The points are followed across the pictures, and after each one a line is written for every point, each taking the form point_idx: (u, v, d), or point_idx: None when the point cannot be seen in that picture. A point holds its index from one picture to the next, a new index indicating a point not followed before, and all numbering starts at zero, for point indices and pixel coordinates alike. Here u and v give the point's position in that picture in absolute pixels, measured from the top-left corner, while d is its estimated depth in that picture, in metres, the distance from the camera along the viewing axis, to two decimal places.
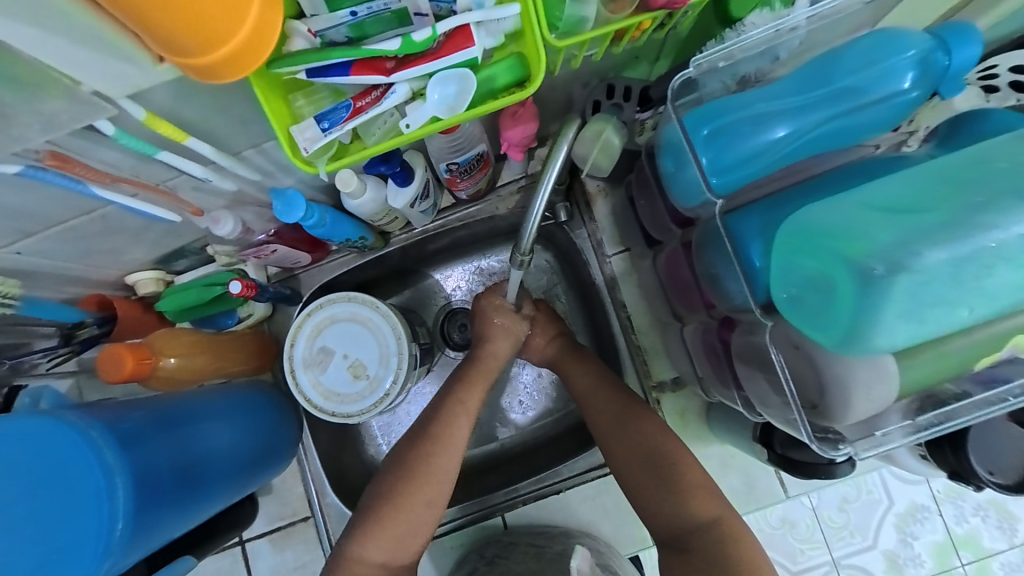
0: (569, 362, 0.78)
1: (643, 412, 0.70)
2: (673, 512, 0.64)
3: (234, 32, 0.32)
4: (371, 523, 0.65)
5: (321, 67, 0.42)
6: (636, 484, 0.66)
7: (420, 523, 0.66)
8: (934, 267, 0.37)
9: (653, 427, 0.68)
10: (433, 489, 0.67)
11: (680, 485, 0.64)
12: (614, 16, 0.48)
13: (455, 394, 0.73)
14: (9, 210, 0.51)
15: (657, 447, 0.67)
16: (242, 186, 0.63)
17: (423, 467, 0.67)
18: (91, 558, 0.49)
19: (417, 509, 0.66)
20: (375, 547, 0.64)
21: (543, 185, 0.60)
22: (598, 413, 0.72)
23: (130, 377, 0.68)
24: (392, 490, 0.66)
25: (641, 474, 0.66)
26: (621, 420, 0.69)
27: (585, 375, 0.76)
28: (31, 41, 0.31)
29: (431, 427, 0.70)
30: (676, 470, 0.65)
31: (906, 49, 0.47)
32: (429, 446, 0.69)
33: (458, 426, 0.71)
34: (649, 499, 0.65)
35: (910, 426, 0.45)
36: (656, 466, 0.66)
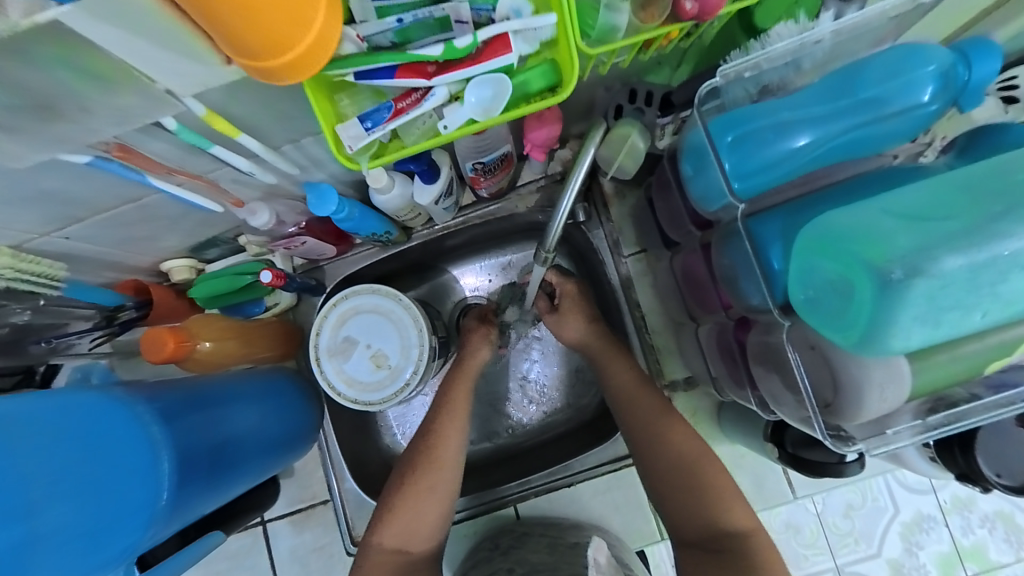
0: (611, 356, 0.76)
1: (680, 419, 0.71)
2: (705, 516, 0.65)
3: (300, 38, 0.35)
4: (382, 513, 0.69)
5: (368, 70, 0.45)
6: (667, 486, 0.69)
7: (424, 509, 0.69)
8: (952, 272, 0.39)
9: (682, 431, 0.70)
10: (444, 479, 0.70)
11: (716, 493, 0.66)
12: (644, 24, 0.50)
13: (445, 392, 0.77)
14: (66, 196, 0.55)
15: (696, 456, 0.68)
16: (279, 180, 0.66)
17: (430, 458, 0.71)
18: (138, 525, 0.52)
19: (421, 495, 0.69)
20: (387, 533, 0.68)
21: (570, 185, 0.62)
22: (630, 413, 0.73)
23: (170, 358, 0.71)
24: (398, 483, 0.70)
25: (674, 476, 0.68)
26: (660, 422, 0.71)
27: (628, 371, 0.75)
28: (121, 43, 0.34)
29: (433, 420, 0.74)
30: (711, 478, 0.67)
31: (928, 63, 0.49)
32: (432, 438, 0.72)
33: (455, 420, 0.74)
34: (680, 501, 0.67)
35: (920, 426, 0.47)
36: (690, 472, 0.68)
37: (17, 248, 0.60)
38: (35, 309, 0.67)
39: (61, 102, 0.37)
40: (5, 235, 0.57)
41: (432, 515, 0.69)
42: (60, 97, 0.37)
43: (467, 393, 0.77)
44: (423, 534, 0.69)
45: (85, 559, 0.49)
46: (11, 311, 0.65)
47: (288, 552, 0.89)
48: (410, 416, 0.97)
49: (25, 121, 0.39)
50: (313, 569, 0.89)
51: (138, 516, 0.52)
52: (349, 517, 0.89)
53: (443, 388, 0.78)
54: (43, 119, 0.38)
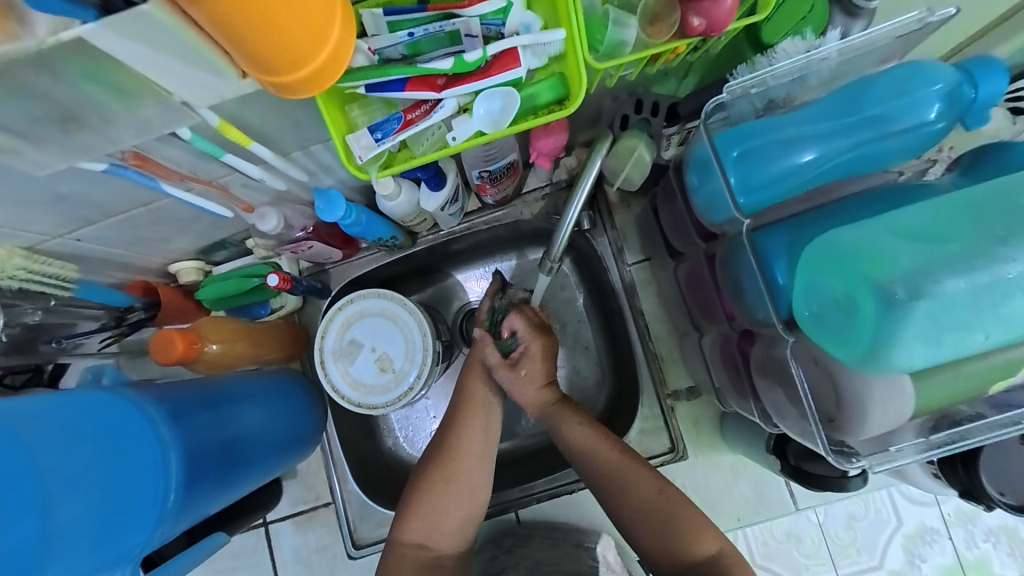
0: (562, 412, 0.72)
1: (638, 464, 0.69)
2: (678, 552, 0.65)
3: (317, 55, 0.36)
4: (404, 509, 0.70)
5: (380, 83, 0.46)
6: (641, 530, 0.67)
7: (445, 504, 0.69)
8: (953, 294, 0.39)
9: (643, 477, 0.68)
10: (470, 472, 0.71)
11: (683, 525, 0.65)
12: (652, 40, 0.50)
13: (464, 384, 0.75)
14: (81, 200, 0.56)
15: (661, 500, 0.67)
16: (290, 185, 0.67)
17: (448, 451, 0.71)
18: (147, 524, 0.52)
19: (438, 489, 0.70)
20: (410, 527, 0.69)
21: (577, 195, 0.64)
22: (592, 467, 0.70)
23: (179, 360, 0.72)
24: (421, 475, 0.71)
25: (646, 523, 0.67)
26: (620, 473, 0.68)
27: (580, 426, 0.71)
28: (143, 57, 0.35)
29: (456, 411, 0.74)
30: (679, 517, 0.66)
31: (934, 82, 0.49)
32: (452, 433, 0.73)
33: (474, 414, 0.73)
34: (652, 541, 0.66)
35: (923, 444, 0.47)
36: (658, 513, 0.66)
37: (31, 249, 0.62)
38: (46, 310, 0.68)
39: (84, 113, 0.38)
40: (21, 237, 0.58)
41: (453, 513, 0.70)
42: (84, 108, 0.38)
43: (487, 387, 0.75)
44: (446, 530, 0.70)
45: (94, 558, 0.49)
46: (23, 312, 0.66)
47: (291, 553, 0.90)
48: (414, 418, 0.98)
49: (47, 132, 0.40)
50: (316, 569, 0.89)
51: (148, 515, 0.53)
52: (351, 520, 0.89)
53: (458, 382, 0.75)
54: (66, 129, 0.39)
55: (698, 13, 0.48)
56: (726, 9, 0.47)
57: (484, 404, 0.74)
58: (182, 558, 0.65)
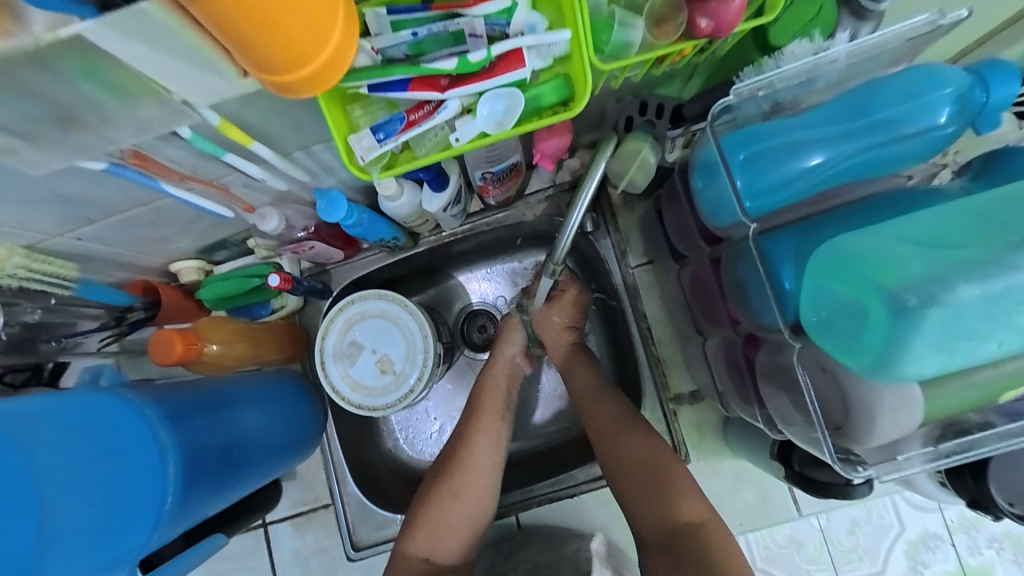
0: (575, 372, 0.78)
1: (636, 422, 0.71)
2: (660, 512, 0.64)
3: (319, 54, 0.35)
4: (411, 519, 0.70)
5: (383, 83, 0.45)
6: (628, 487, 0.67)
7: (450, 517, 0.69)
8: (967, 302, 0.39)
9: (640, 435, 0.69)
10: (476, 486, 0.71)
11: (670, 486, 0.65)
12: (658, 41, 0.50)
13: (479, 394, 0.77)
14: (81, 199, 0.55)
15: (652, 455, 0.67)
16: (291, 186, 0.67)
17: (457, 464, 0.72)
18: (144, 528, 0.52)
19: (445, 501, 0.70)
20: (416, 540, 0.68)
21: (581, 199, 0.63)
22: (596, 421, 0.72)
23: (179, 360, 0.71)
24: (430, 487, 0.71)
25: (636, 480, 0.67)
26: (618, 425, 0.71)
27: (589, 374, 0.77)
28: (143, 57, 0.34)
29: (468, 425, 0.75)
30: (670, 477, 0.66)
31: (944, 85, 0.48)
32: (461, 448, 0.73)
33: (487, 427, 0.74)
34: (636, 500, 0.66)
35: (931, 453, 0.46)
36: (647, 468, 0.67)
37: (31, 248, 0.61)
38: (46, 308, 0.68)
39: (83, 112, 0.38)
40: (21, 235, 0.58)
41: (461, 525, 0.70)
42: (82, 108, 0.38)
43: (497, 398, 0.77)
44: (450, 542, 0.69)
45: (93, 559, 0.48)
46: (23, 310, 0.65)
47: (290, 555, 0.89)
48: (414, 420, 0.97)
49: (46, 131, 0.39)
50: (314, 572, 0.89)
51: (145, 518, 0.52)
52: (351, 522, 0.89)
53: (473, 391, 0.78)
54: (64, 128, 0.39)
55: (705, 14, 0.47)
56: (733, 10, 0.46)
57: (499, 415, 0.76)
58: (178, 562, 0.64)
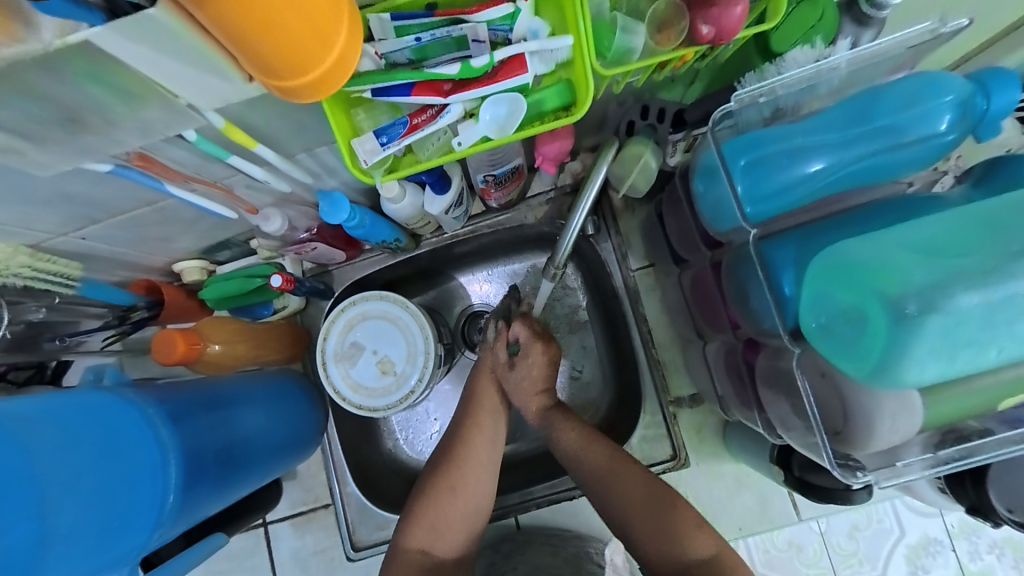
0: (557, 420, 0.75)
1: (629, 465, 0.70)
2: (674, 553, 0.63)
3: (324, 59, 0.36)
4: (408, 516, 0.70)
5: (386, 87, 0.46)
6: (637, 531, 0.66)
7: (449, 512, 0.69)
8: (966, 310, 0.39)
9: (637, 477, 0.68)
10: (474, 483, 0.71)
11: (679, 525, 0.64)
12: (660, 47, 0.50)
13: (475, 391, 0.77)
14: (86, 200, 0.56)
15: (656, 497, 0.67)
16: (294, 187, 0.67)
17: (455, 461, 0.72)
18: (144, 526, 0.52)
19: (443, 497, 0.70)
20: (414, 536, 0.68)
21: (582, 202, 0.64)
22: (590, 467, 0.71)
23: (181, 360, 0.72)
24: (428, 484, 0.71)
25: (642, 524, 0.66)
26: (617, 469, 0.69)
27: (572, 431, 0.74)
28: (151, 62, 0.35)
29: (465, 419, 0.75)
30: (676, 518, 0.65)
31: (945, 93, 0.48)
32: (459, 445, 0.73)
33: (486, 426, 0.74)
34: (646, 540, 0.65)
35: (930, 460, 0.46)
36: (653, 511, 0.66)
37: (35, 247, 0.62)
38: (49, 307, 0.68)
39: (88, 115, 0.39)
40: (26, 235, 0.59)
41: (462, 520, 0.70)
42: (88, 111, 0.38)
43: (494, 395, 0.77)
44: (449, 537, 0.69)
45: (95, 558, 0.49)
46: (27, 309, 0.66)
47: (290, 555, 0.89)
48: (414, 421, 0.97)
49: (53, 133, 0.40)
50: (314, 571, 0.89)
51: (145, 517, 0.52)
52: (351, 522, 0.89)
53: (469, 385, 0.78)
54: (70, 130, 0.40)
55: (707, 20, 0.47)
56: (735, 17, 0.47)
57: (495, 411, 0.76)
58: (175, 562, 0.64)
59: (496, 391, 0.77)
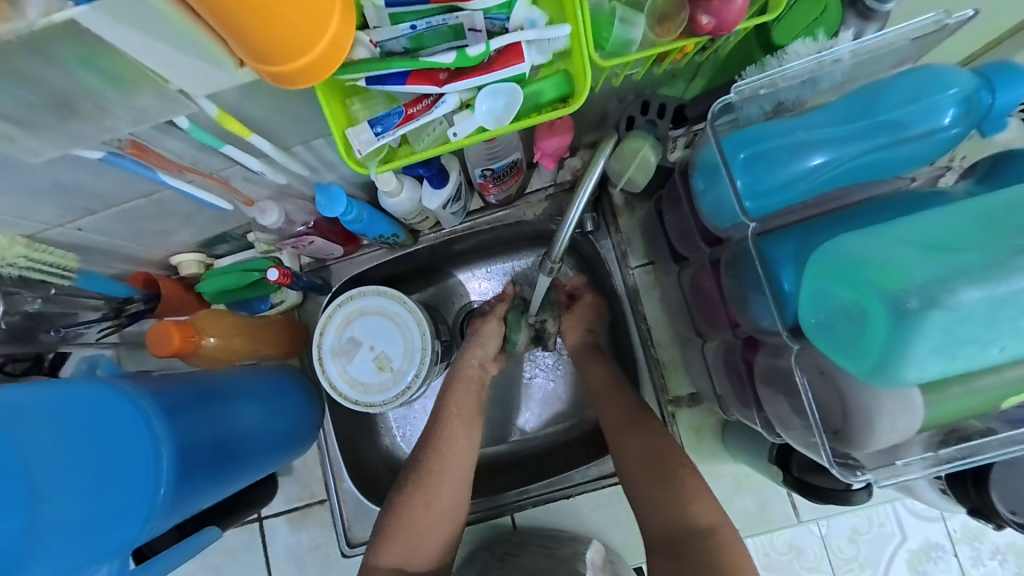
0: (590, 362, 0.81)
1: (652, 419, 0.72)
2: (667, 507, 0.63)
3: (315, 44, 0.35)
4: (382, 530, 0.69)
5: (381, 76, 0.45)
6: (638, 480, 0.67)
7: (424, 525, 0.68)
8: (969, 306, 0.38)
9: (652, 432, 0.70)
10: (448, 495, 0.71)
11: (679, 483, 0.64)
12: (660, 39, 0.49)
13: (448, 402, 0.77)
14: (82, 190, 0.56)
15: (664, 451, 0.67)
16: (291, 180, 0.67)
17: (428, 474, 0.71)
18: (136, 519, 0.52)
19: (417, 510, 0.69)
20: (387, 551, 0.67)
21: (579, 195, 0.63)
22: (610, 412, 0.74)
23: (176, 353, 0.71)
24: (402, 497, 0.70)
25: (643, 474, 0.66)
26: (634, 418, 0.72)
27: (599, 372, 0.80)
28: (139, 44, 0.35)
29: (438, 429, 0.75)
30: (678, 475, 0.65)
31: (951, 86, 0.48)
32: (432, 459, 0.72)
33: (461, 438, 0.74)
34: (644, 493, 0.65)
35: (931, 459, 0.45)
36: (657, 464, 0.66)
37: (32, 238, 0.62)
38: (46, 298, 0.68)
39: (80, 101, 0.38)
40: (22, 225, 0.58)
41: (438, 532, 0.69)
42: (79, 96, 0.38)
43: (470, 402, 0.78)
44: (425, 549, 0.68)
45: (85, 551, 0.49)
46: (22, 300, 0.65)
47: (285, 551, 0.89)
48: (411, 419, 0.97)
49: (44, 118, 0.39)
50: (309, 569, 0.89)
51: (137, 510, 0.52)
52: (347, 519, 0.89)
53: (442, 396, 0.78)
54: (62, 116, 0.39)
55: (708, 12, 0.46)
56: (736, 10, 0.46)
57: (469, 424, 0.76)
58: (162, 561, 0.63)
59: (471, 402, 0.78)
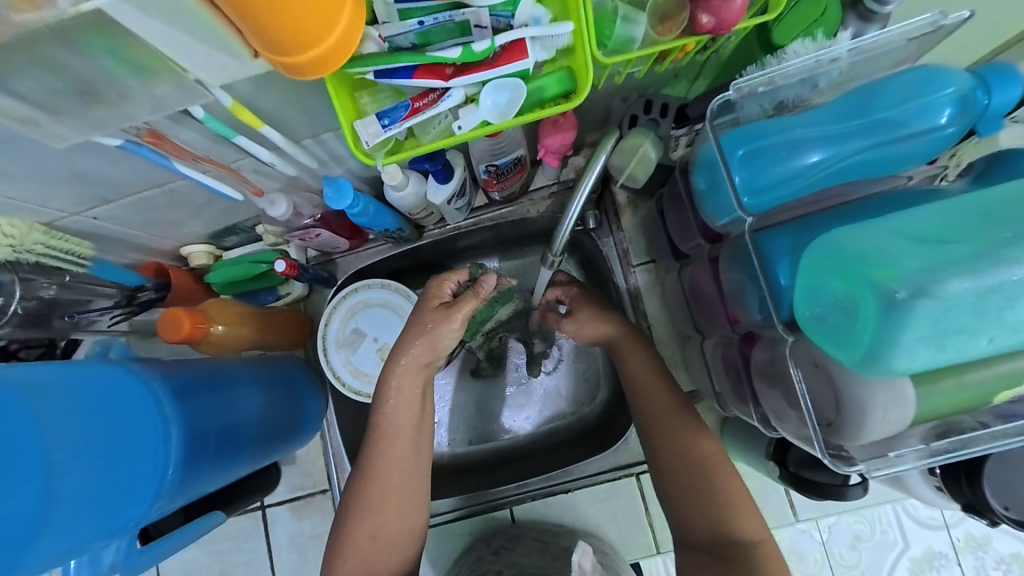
0: (629, 345, 0.74)
1: (694, 420, 0.68)
2: (707, 518, 0.62)
3: (327, 37, 0.37)
4: (339, 540, 0.66)
5: (389, 70, 0.46)
6: (677, 492, 0.65)
7: (383, 536, 0.66)
8: (957, 296, 0.38)
9: (694, 436, 0.66)
10: (395, 506, 0.67)
11: (718, 492, 0.63)
12: (661, 37, 0.51)
13: (384, 408, 0.69)
14: (97, 178, 0.57)
15: (710, 462, 0.64)
16: (300, 172, 0.69)
17: (374, 487, 0.66)
18: (146, 497, 0.54)
19: (370, 527, 0.65)
20: (349, 562, 0.64)
21: (579, 193, 0.64)
22: (648, 409, 0.70)
23: (186, 339, 0.73)
24: (358, 504, 0.66)
25: (682, 478, 0.65)
26: (679, 426, 0.67)
27: (637, 370, 0.72)
28: (162, 34, 0.36)
29: (371, 436, 0.69)
30: (719, 483, 0.63)
31: (947, 86, 0.48)
32: (377, 462, 0.67)
33: (404, 445, 0.68)
34: (686, 504, 0.64)
35: (924, 450, 0.46)
36: (698, 476, 0.64)
37: (49, 225, 0.64)
38: (61, 284, 0.69)
39: (103, 88, 0.40)
40: (40, 212, 0.60)
41: (402, 526, 0.67)
42: (102, 83, 0.40)
43: (410, 401, 0.70)
44: (389, 545, 0.66)
45: (97, 526, 0.50)
46: (39, 286, 0.67)
47: (287, 538, 0.90)
48: None
49: (68, 105, 0.41)
50: (309, 557, 0.90)
51: (148, 488, 0.54)
52: None
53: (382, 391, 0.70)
54: (85, 103, 0.41)
55: (708, 11, 0.47)
56: (736, 9, 0.47)
57: (415, 432, 0.69)
58: (161, 546, 0.63)
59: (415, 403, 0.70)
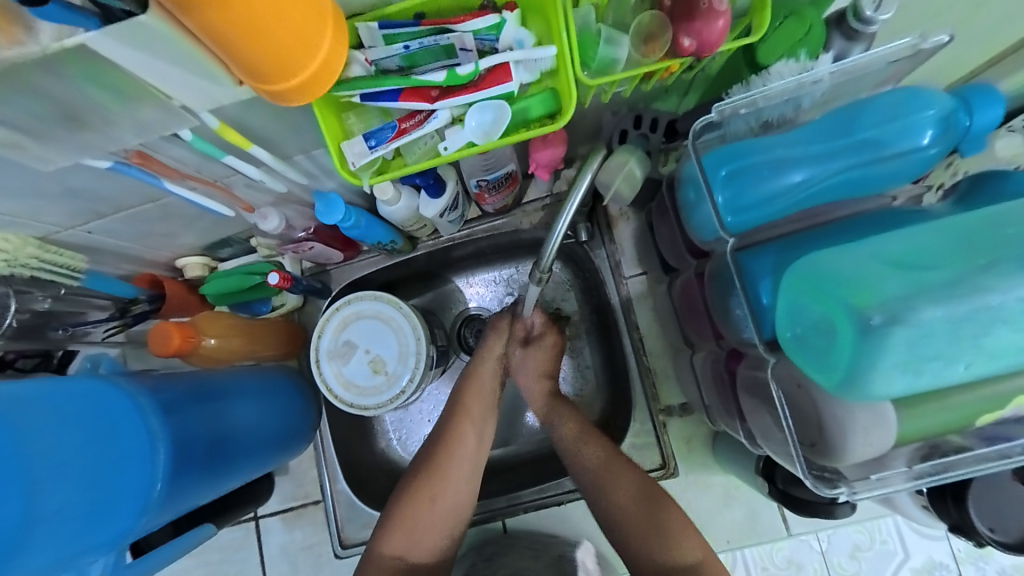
0: (557, 410, 0.78)
1: (624, 471, 0.70)
2: (663, 556, 0.64)
3: (306, 65, 0.37)
4: (386, 520, 0.71)
5: (374, 92, 0.47)
6: (629, 535, 0.67)
7: (428, 517, 0.71)
8: (931, 323, 0.39)
9: (631, 486, 0.69)
10: (456, 486, 0.73)
11: (670, 527, 0.65)
12: (645, 58, 0.51)
13: (466, 389, 0.79)
14: (91, 194, 0.58)
15: (646, 504, 0.67)
16: (291, 187, 0.69)
17: (436, 469, 0.73)
18: (130, 513, 0.54)
19: (423, 502, 0.71)
20: (392, 539, 0.70)
21: (567, 206, 0.65)
22: (585, 473, 0.71)
23: (176, 352, 0.73)
24: (413, 487, 0.72)
25: (633, 528, 0.67)
26: (613, 477, 0.69)
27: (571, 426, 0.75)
28: (144, 63, 0.37)
29: (448, 420, 0.77)
30: (667, 518, 0.66)
31: (927, 108, 0.49)
32: (445, 440, 0.75)
33: (469, 436, 0.76)
34: (644, 552, 0.66)
35: (909, 473, 0.46)
36: (643, 524, 0.66)
37: (44, 238, 0.65)
38: (55, 298, 0.69)
39: (88, 114, 0.41)
40: (35, 227, 0.61)
41: (444, 513, 0.72)
42: (89, 109, 0.41)
43: (483, 396, 0.79)
44: (426, 545, 0.71)
45: (80, 543, 0.50)
46: (33, 299, 0.67)
47: (279, 549, 0.90)
48: (408, 421, 0.98)
49: (54, 129, 0.42)
50: (301, 568, 0.90)
51: (132, 504, 0.54)
52: (340, 519, 0.90)
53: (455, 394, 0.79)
54: (72, 128, 0.42)
55: (689, 33, 0.48)
56: (717, 31, 0.47)
57: (480, 421, 0.77)
58: (155, 556, 0.64)
59: (486, 396, 0.79)
